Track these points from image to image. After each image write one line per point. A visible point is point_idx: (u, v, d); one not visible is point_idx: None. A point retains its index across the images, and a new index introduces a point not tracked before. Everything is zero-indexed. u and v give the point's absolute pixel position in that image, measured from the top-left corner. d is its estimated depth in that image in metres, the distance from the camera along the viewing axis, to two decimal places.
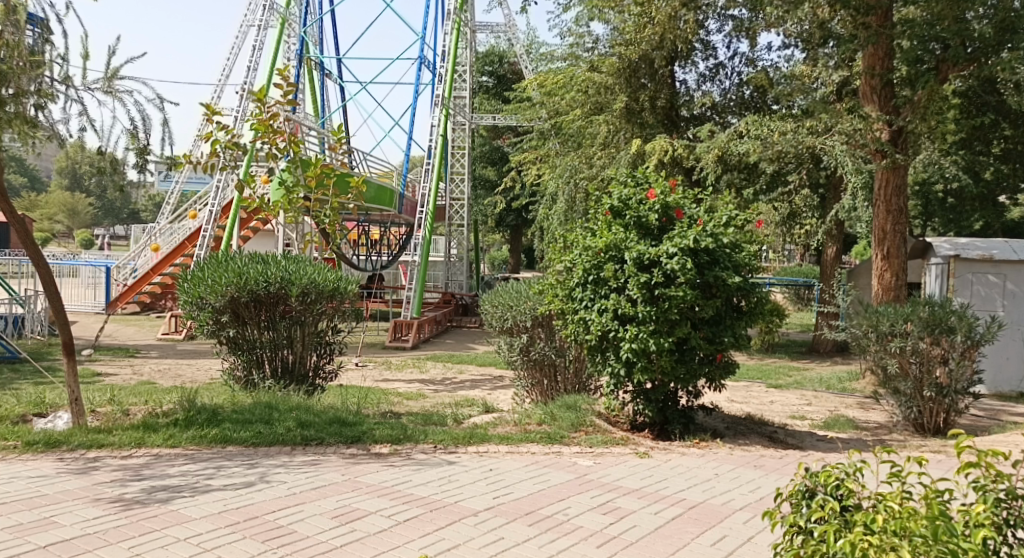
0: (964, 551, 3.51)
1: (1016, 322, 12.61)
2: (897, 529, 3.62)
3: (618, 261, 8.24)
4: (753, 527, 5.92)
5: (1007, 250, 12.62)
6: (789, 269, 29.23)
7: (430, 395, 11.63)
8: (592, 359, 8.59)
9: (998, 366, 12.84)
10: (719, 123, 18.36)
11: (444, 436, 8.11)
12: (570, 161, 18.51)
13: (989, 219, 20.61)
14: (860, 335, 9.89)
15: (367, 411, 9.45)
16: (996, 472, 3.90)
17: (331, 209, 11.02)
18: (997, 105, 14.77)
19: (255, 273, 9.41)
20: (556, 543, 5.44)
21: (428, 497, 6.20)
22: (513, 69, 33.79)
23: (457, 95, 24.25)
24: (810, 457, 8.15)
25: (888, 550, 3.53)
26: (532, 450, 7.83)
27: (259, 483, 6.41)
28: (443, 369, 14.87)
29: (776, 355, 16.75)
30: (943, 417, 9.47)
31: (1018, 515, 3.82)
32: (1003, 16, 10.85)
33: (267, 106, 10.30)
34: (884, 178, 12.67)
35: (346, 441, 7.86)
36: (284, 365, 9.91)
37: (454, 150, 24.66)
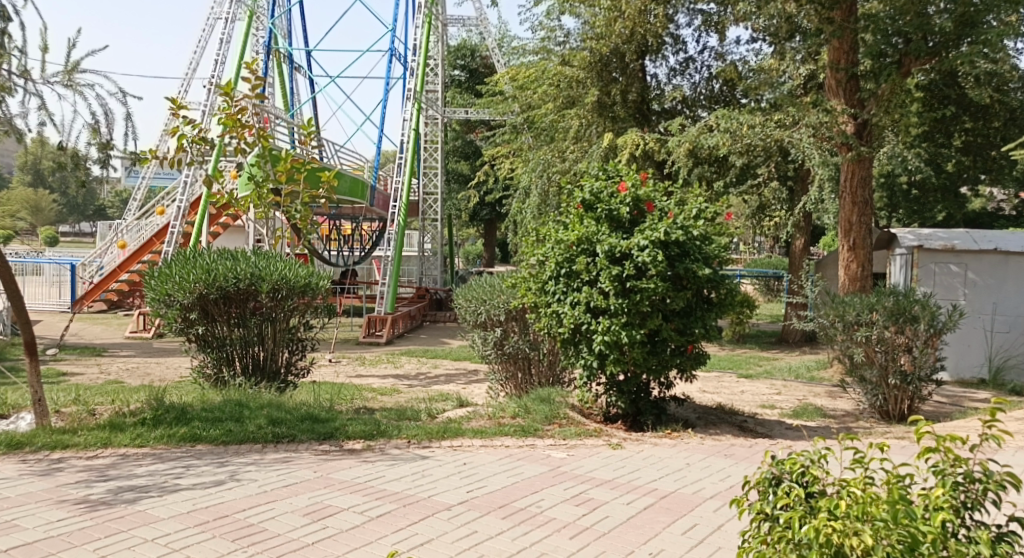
0: (924, 534, 3.66)
1: (980, 309, 12.76)
2: (859, 514, 3.78)
3: (590, 254, 8.34)
4: (723, 515, 6.04)
5: (969, 240, 12.84)
6: (758, 260, 29.49)
7: (404, 390, 11.68)
8: (565, 351, 8.69)
9: (960, 353, 12.91)
10: (690, 117, 18.52)
11: (417, 430, 8.17)
12: (542, 155, 18.52)
13: (952, 210, 20.81)
14: (827, 325, 10.07)
15: (340, 407, 9.52)
16: (954, 456, 4.02)
17: (302, 204, 11.00)
18: (959, 97, 15.13)
19: (223, 269, 9.40)
20: (530, 535, 5.51)
21: (401, 493, 6.26)
22: (485, 63, 33.85)
23: (429, 89, 24.20)
24: (778, 445, 8.32)
25: (851, 535, 3.69)
26: (507, 444, 7.91)
27: (229, 482, 6.44)
28: (417, 364, 14.96)
29: (746, 346, 16.93)
30: (908, 404, 9.67)
31: (974, 498, 3.97)
32: (963, 11, 11.05)
33: (235, 100, 10.33)
34: (850, 170, 12.76)
35: (318, 438, 7.91)
36: (255, 361, 9.92)
37: (427, 144, 24.63)
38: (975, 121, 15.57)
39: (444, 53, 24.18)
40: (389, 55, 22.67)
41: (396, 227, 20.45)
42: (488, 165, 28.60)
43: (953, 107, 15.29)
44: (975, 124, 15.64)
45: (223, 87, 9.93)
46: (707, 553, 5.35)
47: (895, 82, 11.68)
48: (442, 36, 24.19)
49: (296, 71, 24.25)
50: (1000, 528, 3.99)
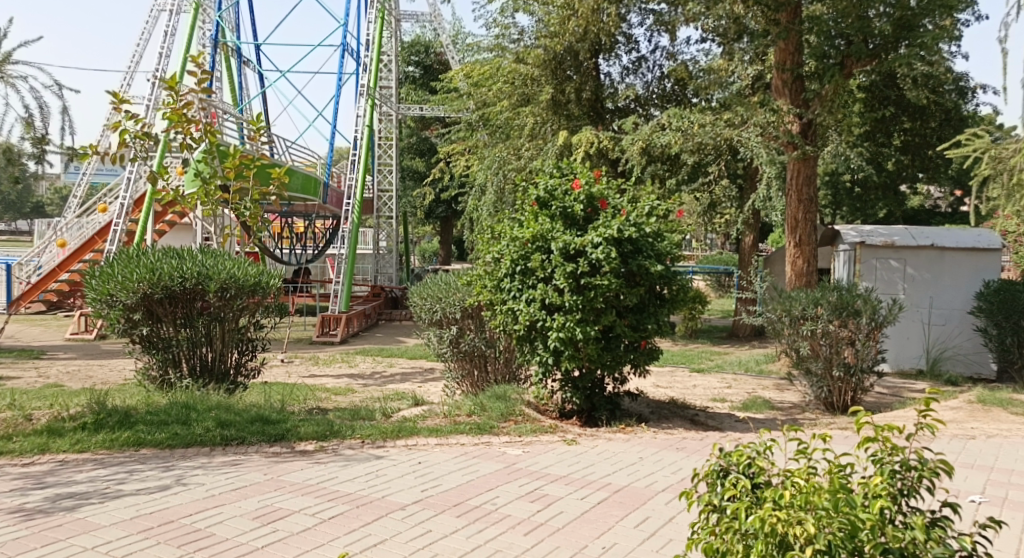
0: (863, 522, 3.89)
1: (918, 304, 13.18)
2: (802, 503, 3.98)
3: (544, 251, 8.48)
4: (674, 507, 6.22)
5: (908, 236, 13.23)
6: (710, 257, 29.93)
7: (358, 390, 11.74)
8: (521, 348, 8.83)
9: (900, 345, 13.32)
10: (642, 115, 18.78)
11: (371, 430, 8.25)
12: (498, 152, 18.58)
13: (893, 207, 21.38)
14: (775, 319, 10.35)
15: (292, 408, 9.56)
16: (892, 445, 4.23)
17: (252, 201, 10.97)
18: (897, 99, 15.57)
19: (169, 268, 9.37)
20: (484, 533, 5.64)
21: (354, 493, 6.35)
22: (439, 59, 33.87)
23: (383, 85, 24.20)
24: (727, 437, 8.55)
25: (795, 524, 3.89)
26: (461, 442, 8.03)
27: (174, 487, 6.47)
28: (372, 363, 15.00)
29: (699, 341, 17.23)
30: (851, 395, 9.97)
31: (910, 485, 4.17)
32: (901, 15, 11.57)
33: (181, 95, 10.31)
34: (796, 169, 13.11)
35: (268, 440, 7.95)
36: (204, 363, 9.91)
37: (381, 141, 24.62)
38: (914, 120, 16.15)
39: (398, 49, 24.17)
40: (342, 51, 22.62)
41: (350, 225, 20.45)
42: (442, 162, 28.62)
43: (893, 108, 15.83)
44: (914, 125, 16.21)
45: (167, 80, 9.91)
46: (657, 545, 5.51)
47: (838, 84, 12.00)
48: (396, 32, 24.18)
49: (245, 65, 24.17)
50: (934, 514, 4.17)
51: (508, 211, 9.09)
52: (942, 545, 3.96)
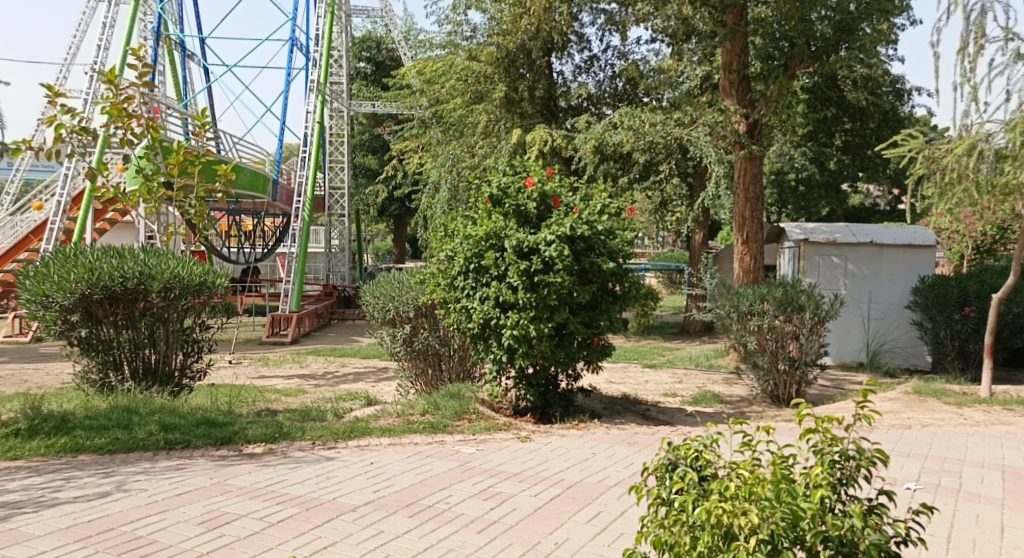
0: (804, 511, 4.08)
1: (858, 299, 13.55)
2: (747, 494, 4.15)
3: (498, 249, 8.59)
4: (625, 501, 6.39)
5: (848, 233, 13.62)
6: (662, 254, 30.31)
7: (310, 390, 11.76)
8: (475, 346, 8.95)
9: (841, 339, 13.68)
10: (595, 114, 18.96)
11: (322, 431, 8.31)
12: (451, 149, 18.68)
13: (835, 205, 21.89)
14: (724, 315, 10.59)
15: (240, 410, 9.57)
16: (832, 435, 4.40)
17: (197, 198, 10.87)
18: (839, 100, 15.81)
19: (108, 268, 9.27)
20: (437, 532, 5.75)
21: (304, 496, 6.41)
22: (391, 55, 33.79)
23: (333, 81, 24.13)
24: (677, 432, 8.76)
25: (739, 515, 4.07)
26: (414, 441, 8.12)
27: (115, 493, 6.46)
28: (323, 363, 15.00)
29: (651, 337, 17.50)
30: (796, 388, 10.27)
31: (849, 474, 4.36)
32: (840, 19, 12.06)
33: (121, 89, 10.24)
34: (743, 168, 13.40)
35: (215, 443, 7.96)
36: (146, 365, 9.86)
37: (332, 137, 24.56)
38: (854, 121, 16.27)
39: (348, 44, 24.09)
40: (291, 45, 22.46)
41: (300, 223, 20.37)
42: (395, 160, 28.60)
43: (834, 109, 16.01)
44: (854, 125, 16.34)
45: (107, 73, 9.86)
46: (609, 539, 5.67)
47: (782, 85, 12.53)
48: (346, 27, 24.10)
49: (189, 59, 23.88)
50: (872, 501, 4.36)
51: (462, 208, 9.18)
52: (880, 531, 4.16)
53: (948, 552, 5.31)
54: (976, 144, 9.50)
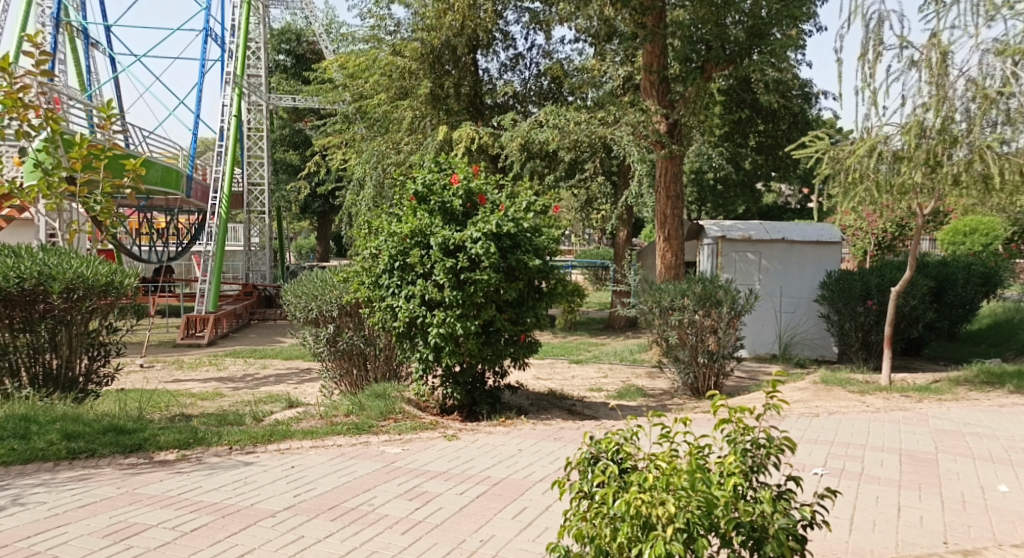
0: (717, 499, 4.32)
1: (771, 293, 14.03)
2: (664, 485, 4.37)
3: (423, 246, 8.70)
4: (549, 496, 6.59)
5: (762, 231, 14.08)
6: (588, 252, 30.75)
7: (228, 393, 11.70)
8: (401, 345, 9.04)
9: (756, 332, 14.13)
10: (520, 112, 19.16)
11: (241, 435, 8.32)
12: (376, 146, 18.72)
13: (751, 205, 22.53)
14: (646, 310, 10.88)
15: (152, 416, 9.50)
16: (743, 426, 4.65)
17: (102, 194, 10.59)
18: (752, 103, 16.61)
19: (2, 267, 8.86)
20: (360, 535, 5.85)
21: (221, 503, 6.42)
22: (312, 49, 33.52)
23: (252, 74, 23.89)
24: (599, 425, 9.02)
25: (657, 505, 4.29)
26: (338, 443, 8.19)
27: (14, 507, 6.35)
28: (243, 365, 14.89)
29: (577, 333, 17.81)
30: (714, 380, 10.62)
31: (760, 461, 4.60)
32: (753, 24, 12.42)
33: (17, 79, 10.03)
34: (664, 167, 13.75)
35: (125, 451, 7.89)
36: (46, 371, 9.43)
37: (251, 131, 24.36)
38: (767, 122, 16.98)
39: (266, 36, 23.85)
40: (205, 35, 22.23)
41: (218, 220, 20.13)
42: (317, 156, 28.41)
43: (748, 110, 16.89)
44: (768, 127, 17.00)
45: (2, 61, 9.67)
46: (533, 534, 5.85)
47: (699, 87, 12.93)
48: (264, 19, 23.85)
49: (91, 47, 23.36)
50: (780, 488, 4.62)
51: (387, 206, 9.27)
52: (788, 516, 4.42)
53: (850, 532, 5.67)
54: (875, 145, 10.07)
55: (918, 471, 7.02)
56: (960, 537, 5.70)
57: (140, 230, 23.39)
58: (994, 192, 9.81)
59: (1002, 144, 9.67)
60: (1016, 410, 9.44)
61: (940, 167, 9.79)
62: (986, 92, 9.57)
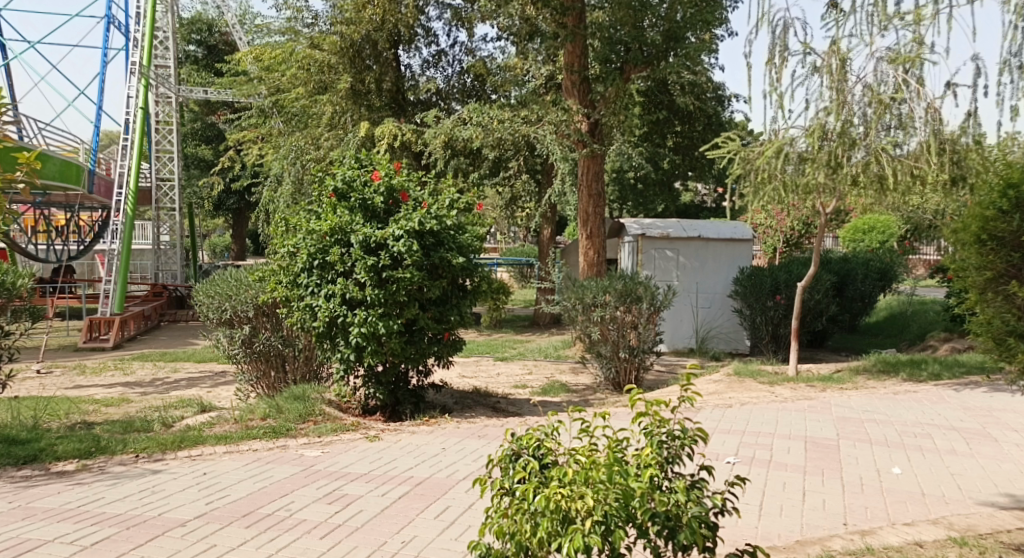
0: (634, 490, 4.47)
1: (688, 289, 14.40)
2: (584, 479, 4.51)
3: (343, 244, 8.71)
4: (472, 494, 6.71)
5: (680, 228, 14.40)
6: (512, 250, 30.97)
7: (136, 399, 11.51)
8: (321, 346, 9.01)
9: (675, 327, 14.47)
10: (444, 109, 19.23)
11: (148, 443, 8.20)
12: (295, 140, 18.35)
13: (670, 203, 23.03)
14: (570, 307, 11.06)
15: (51, 425, 9.33)
16: (660, 418, 4.80)
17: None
18: (671, 105, 17.02)
19: None
20: (277, 540, 5.83)
21: (125, 514, 6.29)
22: (224, 39, 32.97)
23: (160, 65, 23.38)
24: (518, 422, 9.19)
25: (576, 499, 4.43)
26: (253, 448, 8.12)
27: None
28: (151, 370, 14.59)
29: (502, 330, 17.96)
30: (635, 374, 10.88)
31: (674, 452, 4.77)
32: (669, 27, 12.83)
33: None
34: (586, 165, 14.05)
35: (19, 463, 7.75)
36: None
37: (160, 125, 23.59)
38: (683, 123, 17.44)
39: (173, 26, 23.36)
40: (106, 22, 21.68)
41: (122, 217, 19.67)
42: (229, 150, 27.94)
43: (665, 112, 17.24)
44: (685, 129, 17.46)
45: None
46: (456, 533, 5.97)
47: (618, 88, 13.30)
48: (171, 8, 23.35)
49: None
50: (693, 477, 4.78)
51: (305, 202, 9.22)
52: (700, 504, 4.59)
53: (759, 518, 5.96)
54: (782, 146, 10.48)
55: (821, 457, 7.38)
56: (858, 518, 6.05)
57: (38, 228, 22.96)
58: (890, 191, 10.24)
59: (895, 147, 10.02)
60: (910, 397, 9.95)
61: (841, 168, 10.20)
62: (880, 98, 9.77)
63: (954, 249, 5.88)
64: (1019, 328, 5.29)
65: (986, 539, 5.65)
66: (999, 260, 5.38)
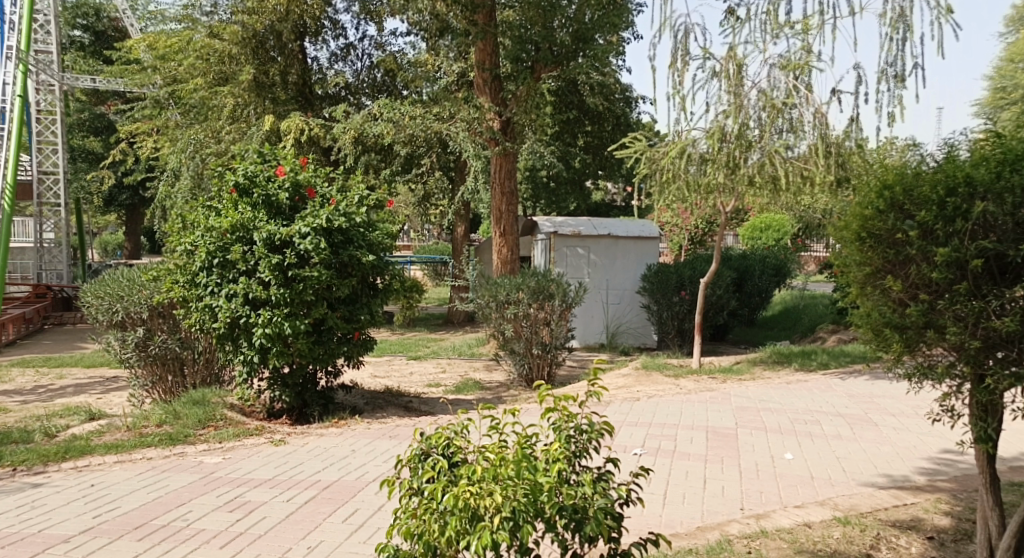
0: (543, 486, 4.45)
1: (598, 286, 14.54)
2: (493, 476, 4.47)
3: (245, 242, 8.48)
4: (381, 496, 6.63)
5: (591, 226, 14.46)
6: (425, 247, 30.79)
7: (18, 408, 11.00)
8: (222, 348, 8.74)
9: (586, 323, 14.57)
10: (353, 103, 19.01)
11: (31, 454, 7.83)
12: (193, 133, 17.87)
13: (581, 203, 23.24)
14: (483, 305, 11.03)
15: None
16: (568, 413, 4.79)
17: None
18: (581, 104, 17.19)
19: None
20: (172, 553, 5.63)
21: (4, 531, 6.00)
22: (113, 25, 31.80)
23: (42, 51, 22.36)
24: (427, 422, 9.14)
25: (485, 496, 4.39)
26: (147, 456, 7.82)
27: None
28: (38, 376, 13.94)
29: (415, 329, 17.83)
30: (547, 370, 10.93)
31: (582, 446, 4.75)
32: (578, 28, 13.06)
33: None
34: (499, 163, 13.96)
35: None
36: None
37: (42, 114, 22.94)
38: (593, 124, 17.63)
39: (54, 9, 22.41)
40: None
41: None
42: (120, 144, 26.92)
43: (576, 111, 17.37)
44: (595, 128, 17.71)
45: None
46: (365, 535, 5.89)
47: (530, 86, 13.43)
48: None
49: None
50: (600, 470, 4.78)
51: (204, 198, 8.95)
52: (606, 496, 4.59)
53: (663, 506, 6.06)
54: (685, 147, 10.68)
55: (722, 446, 7.54)
56: (754, 502, 6.21)
57: None
58: (781, 192, 10.53)
59: (787, 150, 10.35)
60: (801, 385, 10.28)
61: (739, 169, 10.44)
62: (773, 103, 10.18)
63: (836, 244, 5.35)
64: (894, 320, 4.79)
65: (867, 518, 5.88)
66: (876, 256, 4.87)
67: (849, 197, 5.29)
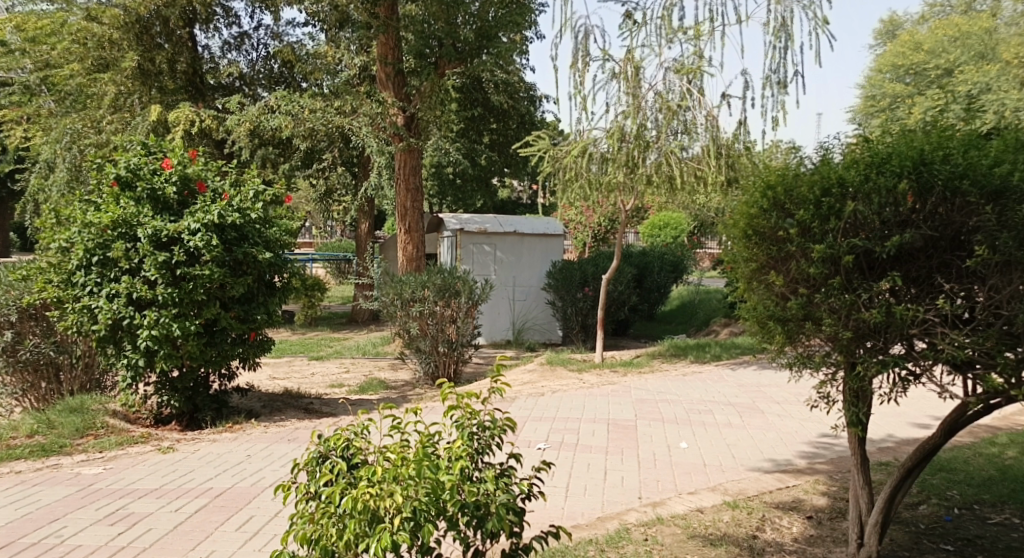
0: (444, 485, 4.27)
1: (505, 283, 14.47)
2: (393, 476, 4.28)
3: (128, 239, 8.08)
4: (278, 501, 6.37)
5: (496, 223, 14.32)
6: (330, 245, 30.19)
7: None
8: (103, 352, 8.24)
9: (492, 320, 14.44)
10: (248, 94, 18.48)
11: None
12: (69, 123, 16.85)
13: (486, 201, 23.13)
14: (388, 303, 10.76)
15: None
16: (471, 410, 4.62)
17: None
18: (485, 101, 17.09)
19: None
20: None
21: None
22: None
23: None
24: (326, 424, 8.89)
25: (384, 497, 4.20)
26: (19, 469, 7.34)
27: None
28: None
29: (317, 329, 17.41)
30: (454, 368, 10.77)
31: (484, 444, 4.62)
32: (481, 26, 12.94)
33: None
34: (403, 159, 13.68)
35: None
36: None
37: None
38: (498, 121, 17.57)
39: None
40: None
41: None
42: None
43: (480, 108, 17.27)
44: (500, 126, 17.59)
45: None
46: (258, 544, 5.62)
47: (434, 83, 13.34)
48: None
49: None
50: (502, 467, 4.65)
51: (81, 192, 8.48)
52: (508, 491, 4.48)
53: (565, 499, 5.97)
54: (586, 146, 10.68)
55: (622, 437, 7.53)
56: (651, 490, 6.19)
57: None
58: (677, 192, 10.69)
59: (682, 150, 10.44)
60: (695, 376, 10.42)
61: (637, 169, 10.48)
62: (668, 105, 10.28)
63: (723, 241, 5.36)
64: (776, 313, 4.81)
65: (752, 501, 5.96)
66: (759, 252, 4.90)
67: (736, 195, 5.28)
